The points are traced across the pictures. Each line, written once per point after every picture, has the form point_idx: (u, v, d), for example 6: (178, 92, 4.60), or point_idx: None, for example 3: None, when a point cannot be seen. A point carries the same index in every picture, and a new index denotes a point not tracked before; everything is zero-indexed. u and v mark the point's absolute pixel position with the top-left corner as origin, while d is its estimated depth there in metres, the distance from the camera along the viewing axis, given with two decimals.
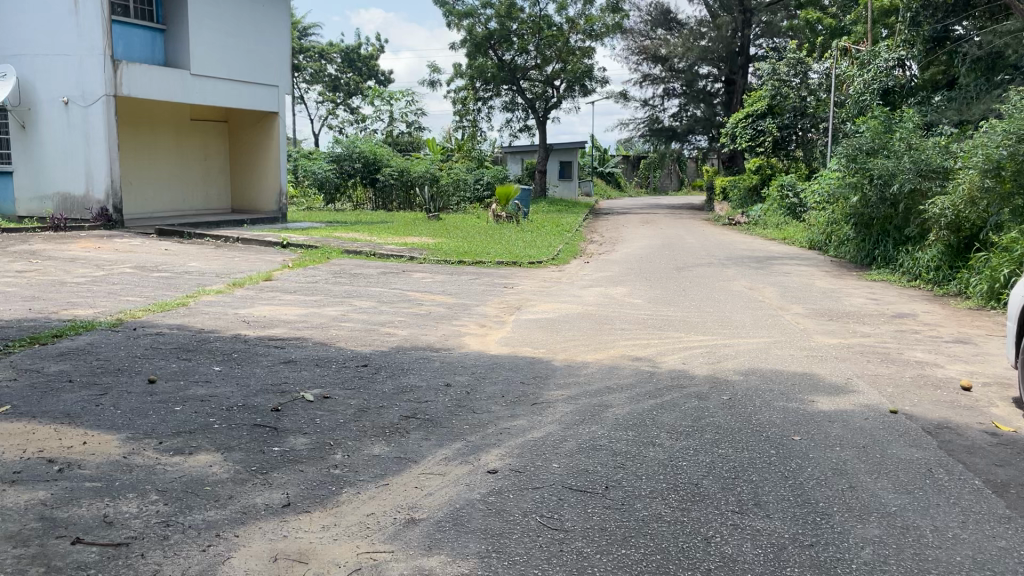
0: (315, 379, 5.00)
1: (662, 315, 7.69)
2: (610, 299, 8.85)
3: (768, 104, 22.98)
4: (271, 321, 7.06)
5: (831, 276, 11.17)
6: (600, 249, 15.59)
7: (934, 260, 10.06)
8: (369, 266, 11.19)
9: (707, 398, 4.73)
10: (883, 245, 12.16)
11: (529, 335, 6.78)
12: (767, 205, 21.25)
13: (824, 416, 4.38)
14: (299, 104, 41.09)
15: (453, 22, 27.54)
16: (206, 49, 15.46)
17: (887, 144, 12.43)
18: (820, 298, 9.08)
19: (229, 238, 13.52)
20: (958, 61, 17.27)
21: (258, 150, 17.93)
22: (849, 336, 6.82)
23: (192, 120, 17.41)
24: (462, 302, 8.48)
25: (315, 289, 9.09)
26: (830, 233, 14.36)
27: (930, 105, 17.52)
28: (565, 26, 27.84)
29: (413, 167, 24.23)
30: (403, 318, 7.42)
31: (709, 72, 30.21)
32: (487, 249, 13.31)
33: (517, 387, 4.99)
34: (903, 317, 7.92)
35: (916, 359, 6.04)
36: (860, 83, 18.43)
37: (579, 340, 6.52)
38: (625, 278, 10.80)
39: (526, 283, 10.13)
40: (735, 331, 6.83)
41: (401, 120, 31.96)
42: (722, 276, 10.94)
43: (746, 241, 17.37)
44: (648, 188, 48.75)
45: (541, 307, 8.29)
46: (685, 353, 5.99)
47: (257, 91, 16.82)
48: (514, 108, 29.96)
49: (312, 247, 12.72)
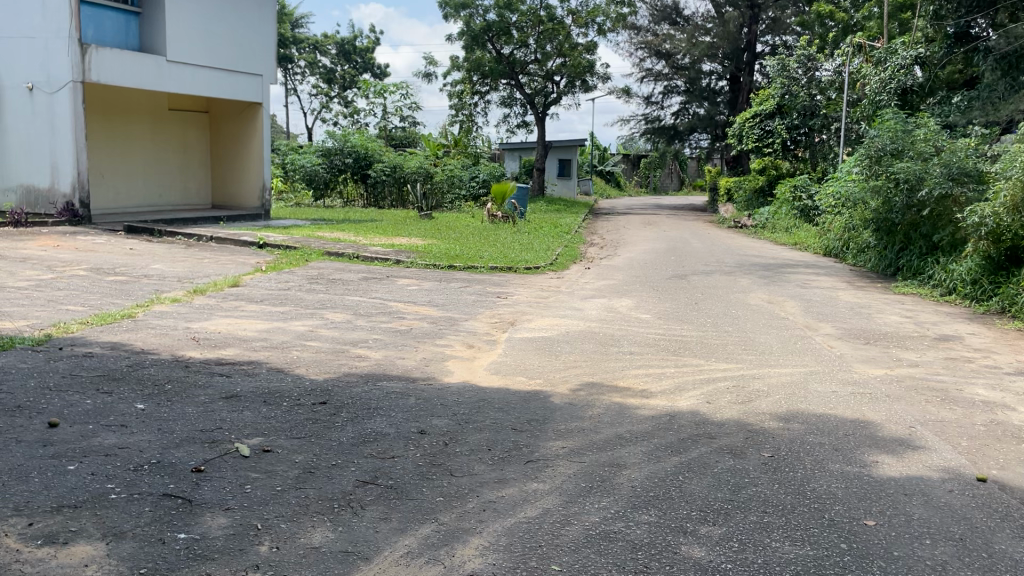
0: (256, 425, 4.04)
1: (676, 336, 6.74)
2: (615, 314, 7.90)
3: (777, 103, 22.18)
4: (227, 339, 6.10)
5: (855, 288, 10.21)
6: (600, 252, 14.71)
7: (971, 273, 9.11)
8: (351, 270, 10.24)
9: (743, 456, 3.79)
10: (908, 255, 11.19)
11: (523, 359, 5.82)
12: (776, 208, 20.29)
13: (898, 486, 3.44)
14: (294, 96, 40.16)
15: (449, 14, 26.51)
16: (183, 33, 14.44)
17: (911, 144, 11.43)
18: (850, 315, 8.11)
19: (203, 237, 12.55)
20: (981, 58, 15.97)
21: (241, 143, 16.94)
22: (896, 366, 5.87)
23: (171, 110, 16.45)
24: (449, 316, 7.52)
25: (287, 298, 8.13)
26: (848, 239, 13.42)
27: (950, 104, 16.39)
28: (566, 19, 26.82)
29: (406, 162, 23.21)
30: (378, 335, 6.46)
31: (713, 69, 29.39)
32: (481, 253, 12.33)
33: (506, 435, 4.03)
34: (948, 340, 6.94)
35: (981, 397, 5.06)
36: (875, 82, 17.35)
37: (583, 368, 5.56)
38: (630, 288, 9.85)
39: (521, 293, 9.17)
40: (763, 359, 5.88)
41: (395, 114, 30.88)
42: (738, 287, 10.02)
43: (755, 246, 16.46)
44: (648, 188, 47.63)
45: (539, 323, 7.33)
46: (710, 389, 5.03)
47: (240, 80, 15.81)
48: (513, 103, 29.06)
49: (291, 248, 11.75)
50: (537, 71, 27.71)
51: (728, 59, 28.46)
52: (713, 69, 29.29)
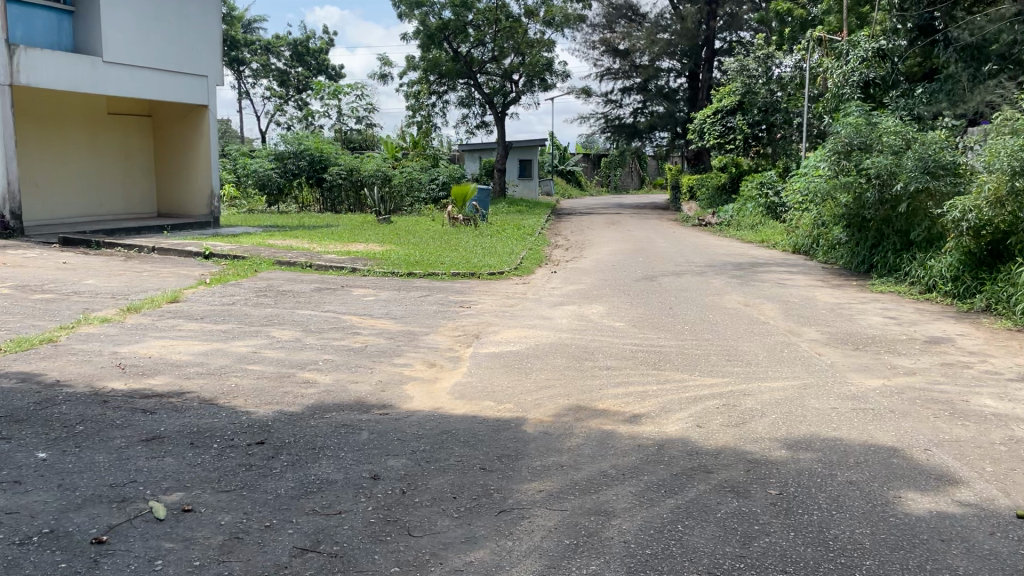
0: (179, 476, 3.42)
1: (653, 347, 6.22)
2: (587, 322, 7.39)
3: (738, 100, 21.91)
4: (159, 365, 5.44)
5: (830, 287, 9.85)
6: (565, 254, 14.23)
7: (952, 269, 8.74)
8: (303, 280, 9.60)
9: (748, 496, 3.29)
10: (882, 250, 10.81)
11: (490, 379, 5.27)
12: (740, 205, 20.05)
13: (933, 531, 2.94)
14: (246, 99, 39.10)
15: (404, 13, 25.79)
16: (121, 31, 13.60)
17: (879, 137, 11.09)
18: (832, 317, 7.70)
19: (144, 248, 11.78)
20: (941, 49, 15.86)
21: (185, 148, 16.13)
22: (893, 375, 5.42)
23: (110, 115, 15.63)
24: (408, 330, 6.93)
25: (230, 314, 7.47)
26: (818, 236, 13.09)
27: (911, 97, 16.18)
28: (523, 17, 26.29)
29: (364, 165, 22.54)
30: (329, 355, 5.86)
31: (671, 66, 29.26)
32: (441, 258, 11.77)
33: (473, 478, 3.47)
34: (940, 343, 6.53)
35: (990, 410, 4.62)
36: (838, 75, 16.40)
37: (557, 388, 5.01)
38: (600, 292, 9.35)
39: (485, 301, 8.61)
40: (751, 371, 5.40)
41: (350, 116, 30.07)
42: (711, 288, 9.56)
43: (722, 244, 16.14)
44: (610, 186, 47.36)
45: (506, 335, 6.79)
46: (698, 410, 4.53)
47: (183, 82, 14.99)
48: (471, 103, 28.53)
49: (239, 258, 11.04)
50: (494, 70, 27.16)
51: (687, 56, 28.51)
52: (672, 66, 29.13)
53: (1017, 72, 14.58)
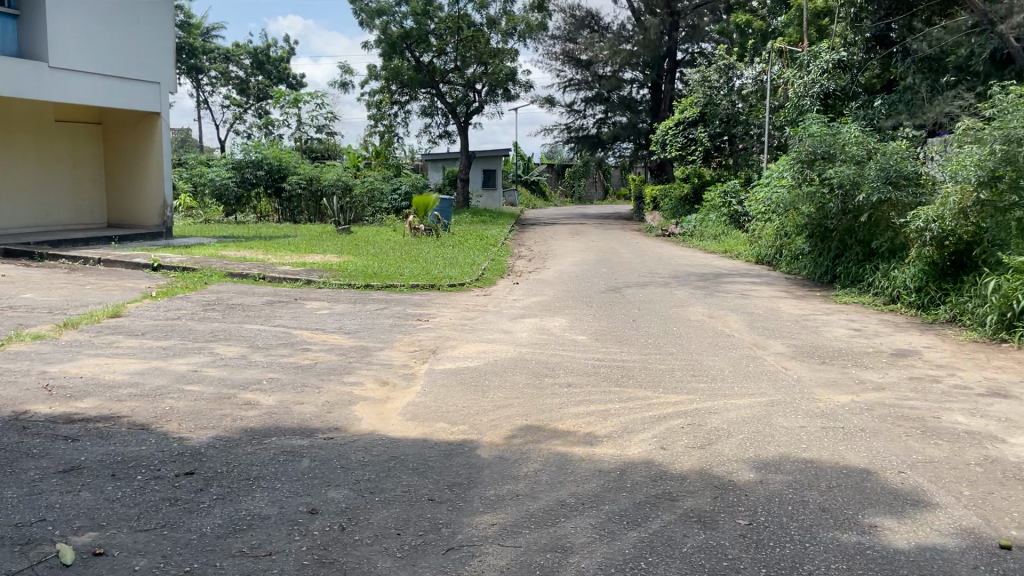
0: (94, 514, 3.10)
1: (615, 362, 6.00)
2: (548, 336, 7.15)
3: (699, 111, 21.93)
4: (90, 386, 5.08)
5: (794, 298, 9.75)
6: (528, 265, 14.02)
7: (916, 280, 8.67)
8: (254, 293, 9.24)
9: (716, 527, 3.06)
10: (844, 261, 10.76)
11: (445, 399, 5.00)
12: (704, 215, 20.04)
13: (913, 566, 2.74)
14: (204, 107, 38.42)
15: (365, 21, 25.49)
16: (68, 37, 13.11)
17: (841, 147, 11.06)
18: (797, 329, 7.56)
19: (89, 260, 11.31)
20: (899, 60, 15.93)
21: (135, 156, 15.60)
22: (860, 391, 5.26)
23: (57, 122, 15.13)
24: (361, 345, 6.63)
25: (174, 330, 7.10)
26: (781, 246, 13.06)
27: (870, 109, 16.30)
28: (485, 26, 26.14)
29: (324, 174, 22.16)
30: (276, 374, 5.54)
31: (634, 77, 29.31)
32: (400, 270, 11.48)
33: (420, 510, 3.19)
34: (906, 356, 6.40)
35: (962, 428, 4.46)
36: (800, 85, 17.15)
37: (515, 408, 4.74)
38: (562, 304, 9.13)
39: (443, 314, 8.34)
40: (716, 387, 5.20)
41: (311, 125, 29.64)
42: (675, 300, 9.39)
43: (685, 254, 16.06)
44: (574, 197, 47.39)
45: (464, 350, 6.53)
46: (662, 430, 4.31)
47: (135, 91, 14.50)
48: (434, 113, 28.31)
49: (188, 270, 10.64)
50: (457, 80, 26.96)
51: (649, 67, 28.58)
52: (635, 77, 29.18)
53: (973, 85, 14.73)
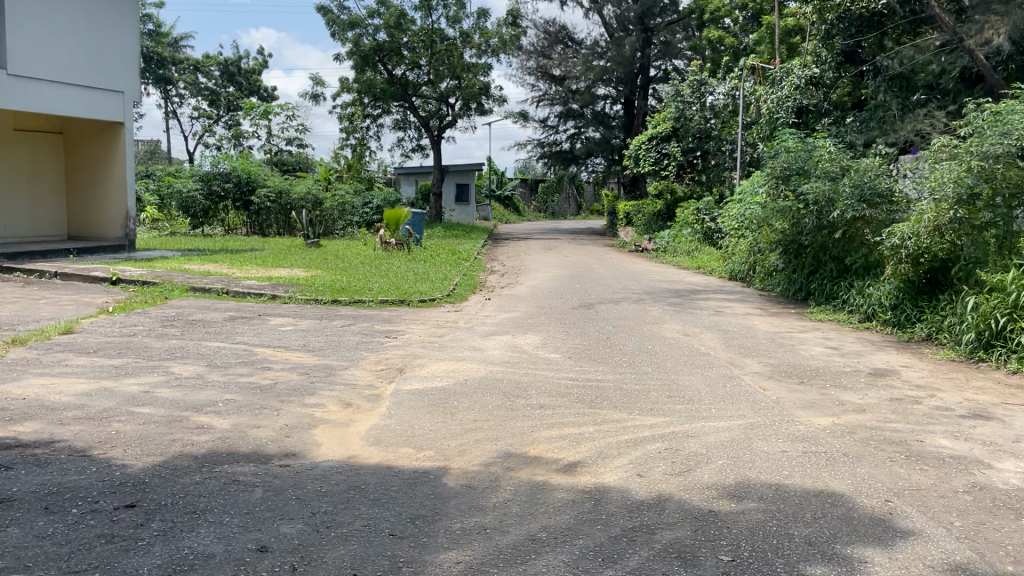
0: (19, 554, 2.82)
1: (589, 382, 5.80)
2: (519, 354, 6.94)
3: (672, 126, 21.97)
4: (31, 408, 4.77)
5: (769, 315, 9.63)
6: (500, 280, 13.83)
7: (891, 296, 8.60)
8: (216, 309, 8.93)
9: (698, 564, 2.85)
10: (818, 277, 10.67)
11: (411, 421, 4.76)
12: (677, 231, 19.96)
13: None
14: (173, 119, 37.85)
15: (337, 34, 25.24)
16: (29, 43, 12.72)
17: (815, 163, 11.03)
18: (773, 347, 7.42)
19: (46, 273, 10.91)
20: (870, 78, 16.02)
21: (98, 168, 15.19)
22: (841, 412, 5.10)
23: (16, 131, 14.78)
24: (325, 364, 6.36)
25: (129, 347, 6.77)
26: (754, 262, 12.98)
27: (841, 126, 16.39)
28: (458, 41, 26.06)
29: (294, 187, 21.82)
30: (233, 395, 5.26)
31: (608, 93, 29.33)
32: (369, 284, 11.22)
33: (380, 548, 2.95)
34: (885, 376, 6.27)
35: (948, 452, 4.31)
36: (773, 100, 17.37)
37: (485, 432, 4.52)
38: (534, 321, 8.93)
39: (412, 331, 8.09)
40: (693, 409, 5.00)
41: (281, 138, 29.26)
42: (649, 317, 9.23)
43: (658, 270, 15.97)
44: (546, 213, 47.33)
45: (433, 369, 6.29)
46: (638, 455, 4.10)
47: (98, 99, 14.12)
48: (407, 126, 28.11)
49: (149, 284, 10.29)
50: (430, 93, 26.79)
51: (622, 83, 28.62)
52: (608, 93, 29.20)
53: (943, 103, 14.74)
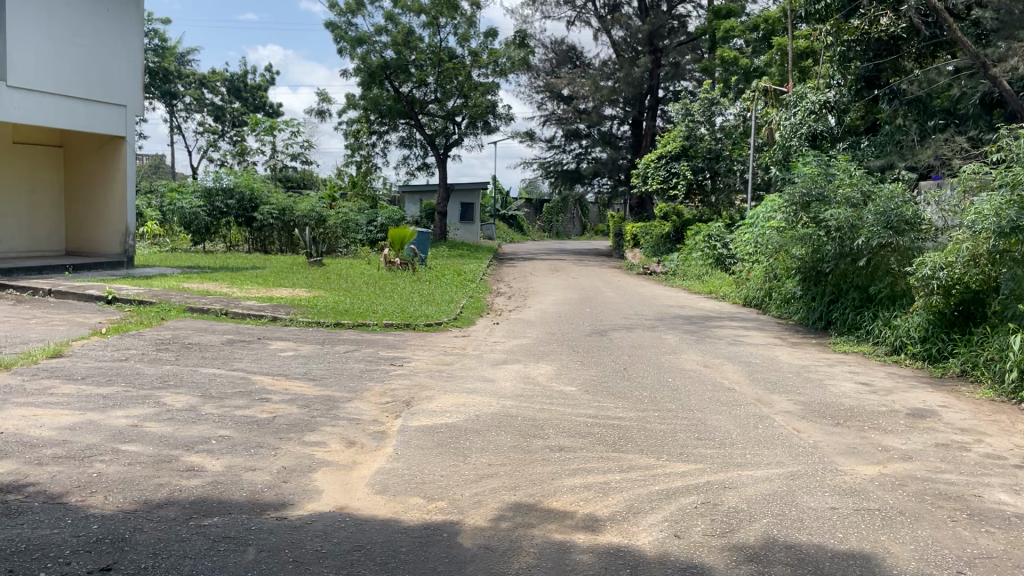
0: None
1: (610, 421, 5.39)
2: (532, 387, 6.54)
3: (681, 146, 21.56)
4: (7, 445, 4.36)
5: (789, 346, 9.22)
6: (507, 303, 13.45)
7: (921, 329, 8.21)
8: (214, 332, 8.54)
9: None
10: (839, 307, 10.26)
11: (420, 464, 4.37)
12: (686, 255, 19.61)
13: None
14: (177, 134, 37.64)
15: (345, 49, 24.99)
16: (30, 54, 12.42)
17: (834, 190, 10.66)
18: (800, 382, 7.02)
19: (39, 291, 10.55)
20: (886, 102, 15.65)
21: (96, 182, 14.87)
22: (887, 461, 4.70)
23: (14, 144, 14.49)
24: (327, 395, 5.96)
25: (119, 373, 6.37)
26: (770, 289, 12.59)
27: (856, 151, 16.07)
28: (467, 59, 25.85)
29: (298, 204, 21.52)
30: (228, 431, 4.86)
31: (615, 113, 29.06)
32: (373, 306, 10.84)
33: None
34: (925, 417, 5.86)
35: (1013, 511, 3.91)
36: (787, 127, 16.87)
37: (500, 479, 4.12)
38: (546, 349, 8.54)
39: (419, 359, 7.70)
40: (727, 455, 4.60)
41: (286, 153, 29.00)
42: (665, 346, 8.83)
43: (668, 294, 15.58)
44: (551, 233, 47.05)
45: (442, 402, 5.90)
46: (673, 511, 3.70)
47: (98, 112, 13.80)
48: (413, 144, 27.89)
49: (145, 304, 9.92)
50: (437, 111, 26.53)
51: (630, 104, 28.34)
52: (615, 114, 28.92)
53: (962, 129, 14.54)
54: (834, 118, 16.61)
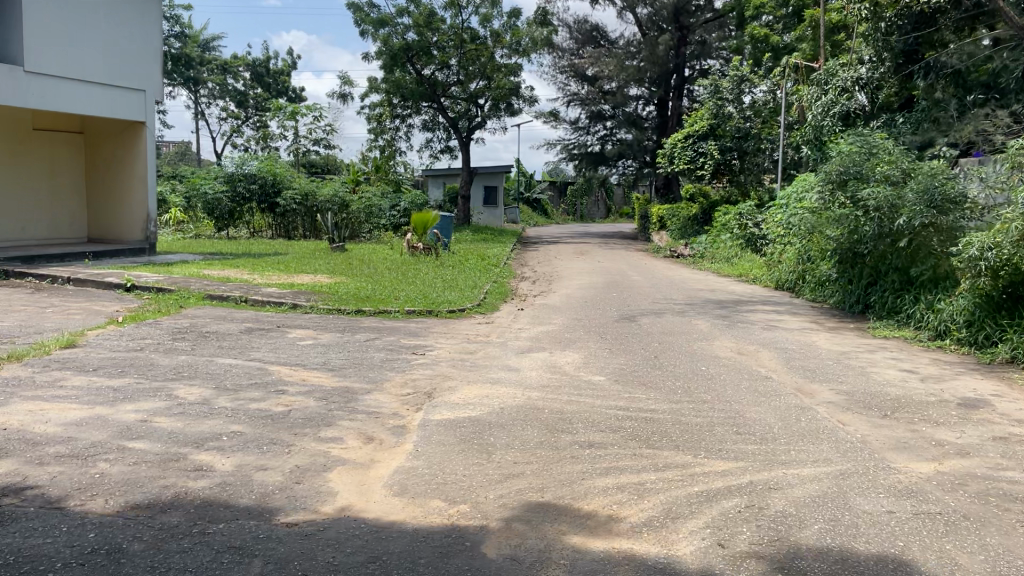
0: None
1: (643, 413, 5.09)
2: (559, 376, 6.25)
3: (709, 125, 21.07)
4: (9, 443, 4.16)
5: (827, 331, 8.84)
6: (532, 288, 13.16)
7: (966, 313, 7.81)
8: (232, 320, 8.34)
9: None
10: (877, 291, 9.85)
11: (441, 463, 4.11)
12: (715, 237, 19.16)
13: None
14: (201, 120, 37.65)
15: (366, 31, 24.68)
16: (47, 39, 12.25)
17: (874, 167, 10.21)
18: (842, 370, 6.67)
19: (58, 278, 10.43)
20: (920, 77, 14.87)
21: (118, 168, 14.73)
22: (943, 458, 4.36)
23: (36, 131, 14.32)
24: (345, 387, 5.72)
25: (133, 364, 6.17)
26: (803, 271, 12.17)
27: (891, 128, 15.44)
28: (489, 40, 25.49)
29: (320, 189, 21.35)
30: (241, 427, 4.63)
31: (640, 93, 28.54)
32: (395, 292, 10.61)
33: None
34: (979, 408, 5.49)
35: None
36: (819, 107, 16.48)
37: (527, 480, 3.84)
38: (573, 336, 8.24)
39: (441, 347, 7.44)
40: (770, 452, 4.29)
41: (309, 139, 28.84)
42: (697, 332, 8.49)
43: (697, 277, 15.18)
44: (575, 216, 46.59)
45: (465, 394, 5.63)
46: (715, 517, 3.41)
47: (117, 97, 13.63)
48: (435, 128, 27.59)
49: (164, 291, 9.76)
50: (459, 94, 26.20)
51: (655, 84, 27.79)
52: (640, 94, 28.41)
53: (1004, 103, 13.73)
54: (861, 95, 15.99)
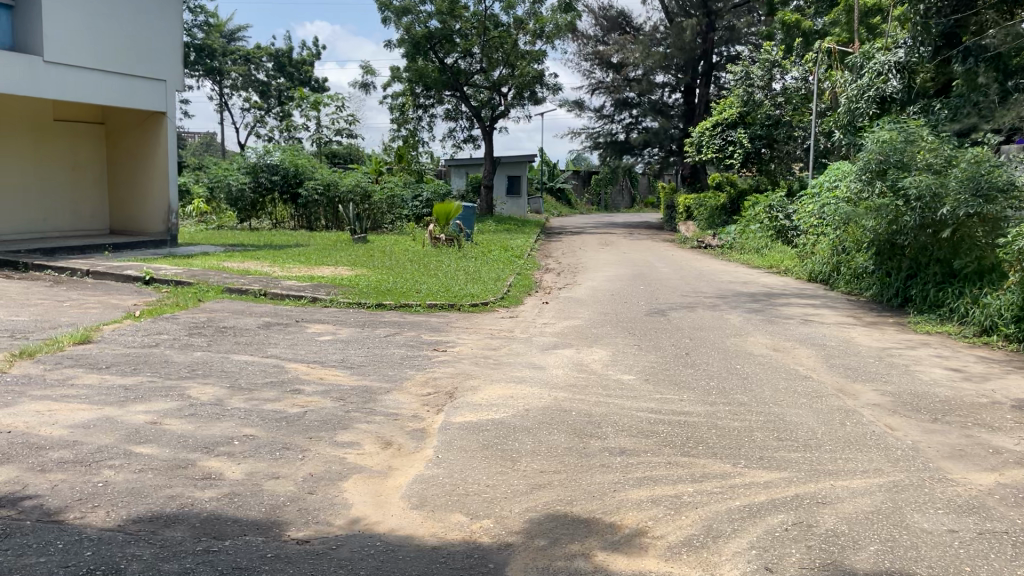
0: None
1: (677, 417, 4.81)
2: (587, 375, 5.97)
3: (739, 112, 20.58)
4: (11, 447, 3.97)
5: (865, 326, 8.48)
6: (556, 280, 12.88)
7: (1014, 308, 7.42)
8: (250, 314, 8.15)
9: None
10: (918, 283, 9.45)
11: (464, 471, 3.86)
12: (744, 227, 18.72)
13: None
14: (224, 110, 37.63)
15: (389, 19, 24.38)
16: (66, 30, 12.11)
17: (915, 154, 9.78)
18: (885, 368, 6.33)
19: (78, 272, 10.32)
20: (959, 62, 14.16)
21: (139, 159, 14.63)
22: (1004, 468, 4.04)
23: (57, 121, 14.24)
24: (363, 386, 5.50)
25: (147, 362, 5.99)
26: (838, 262, 11.76)
27: (929, 114, 14.83)
28: (512, 26, 25.14)
29: (343, 179, 21.17)
30: (254, 429, 4.41)
31: (666, 81, 28.01)
32: (416, 285, 10.37)
33: None
34: None
35: None
36: (854, 88, 16.17)
37: (555, 492, 3.58)
38: (600, 331, 7.96)
39: (464, 343, 7.19)
40: (816, 462, 3.99)
41: (331, 129, 28.68)
42: (728, 327, 8.17)
43: (726, 269, 14.79)
44: (600, 206, 46.11)
45: (488, 394, 5.38)
46: (761, 535, 3.14)
47: (137, 87, 13.49)
48: (458, 117, 27.30)
49: (182, 285, 9.60)
50: (482, 82, 25.87)
51: (682, 70, 27.23)
52: (666, 81, 27.90)
53: None
54: (895, 80, 15.45)
